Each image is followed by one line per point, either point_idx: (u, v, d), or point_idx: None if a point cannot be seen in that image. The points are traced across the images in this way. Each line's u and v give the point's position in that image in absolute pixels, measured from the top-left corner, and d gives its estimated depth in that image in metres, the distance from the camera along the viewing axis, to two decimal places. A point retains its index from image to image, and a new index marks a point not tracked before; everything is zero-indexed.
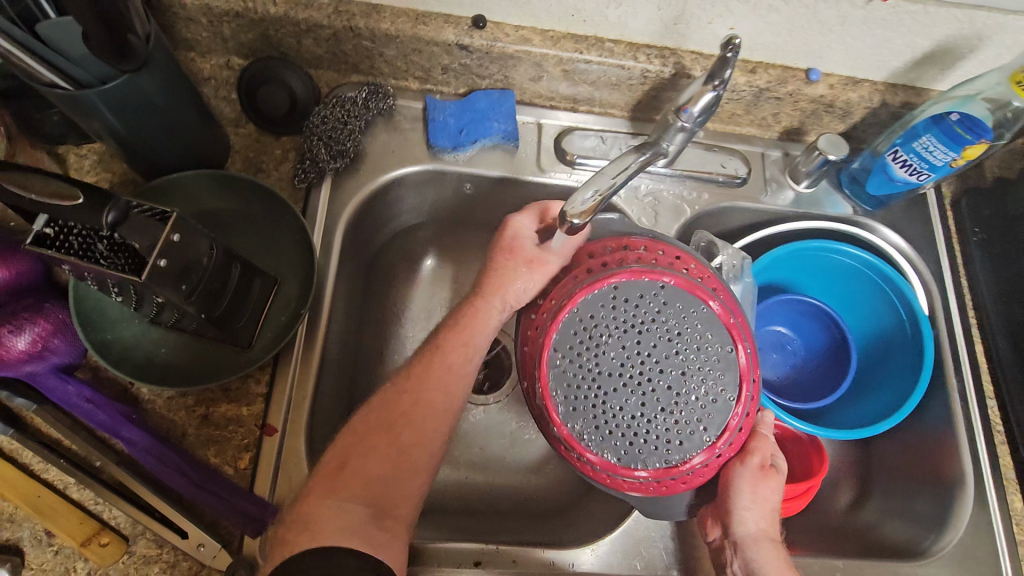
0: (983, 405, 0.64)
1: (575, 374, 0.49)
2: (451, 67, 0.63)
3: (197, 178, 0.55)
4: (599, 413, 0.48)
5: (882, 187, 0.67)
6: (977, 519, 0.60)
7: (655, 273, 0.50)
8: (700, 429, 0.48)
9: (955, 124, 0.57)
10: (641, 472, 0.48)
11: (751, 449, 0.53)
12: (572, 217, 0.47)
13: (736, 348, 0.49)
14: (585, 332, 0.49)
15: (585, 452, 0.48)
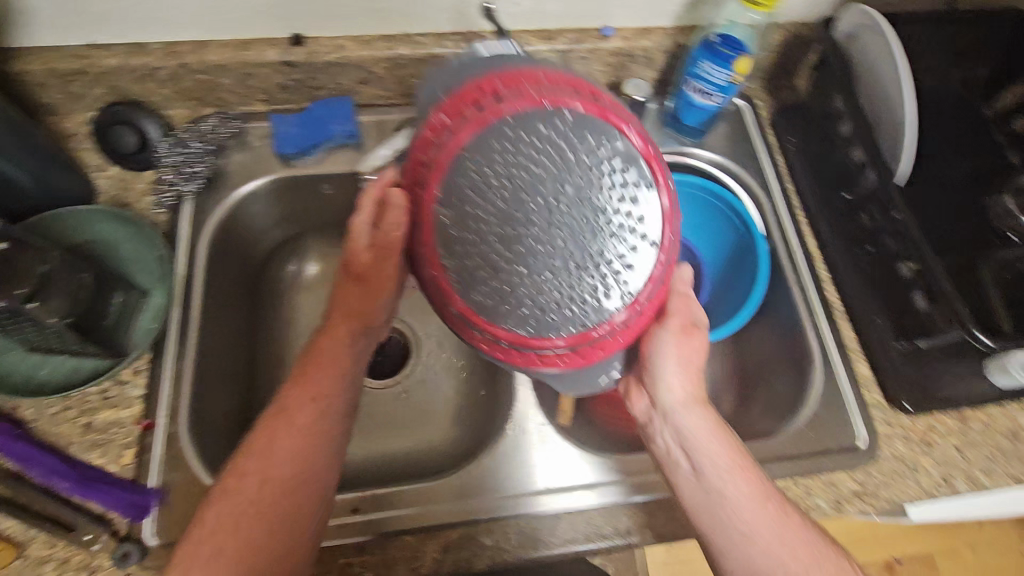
0: (821, 290, 0.70)
1: (485, 237, 0.47)
2: (286, 85, 0.71)
3: (63, 216, 0.61)
4: (512, 281, 0.47)
5: (695, 116, 0.74)
6: (828, 392, 0.65)
7: (558, 100, 0.48)
8: (619, 283, 0.48)
9: (720, 46, 0.66)
10: (559, 340, 0.48)
11: (671, 313, 0.55)
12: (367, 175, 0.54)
13: (652, 190, 0.49)
14: (483, 189, 0.47)
15: (495, 329, 0.48)
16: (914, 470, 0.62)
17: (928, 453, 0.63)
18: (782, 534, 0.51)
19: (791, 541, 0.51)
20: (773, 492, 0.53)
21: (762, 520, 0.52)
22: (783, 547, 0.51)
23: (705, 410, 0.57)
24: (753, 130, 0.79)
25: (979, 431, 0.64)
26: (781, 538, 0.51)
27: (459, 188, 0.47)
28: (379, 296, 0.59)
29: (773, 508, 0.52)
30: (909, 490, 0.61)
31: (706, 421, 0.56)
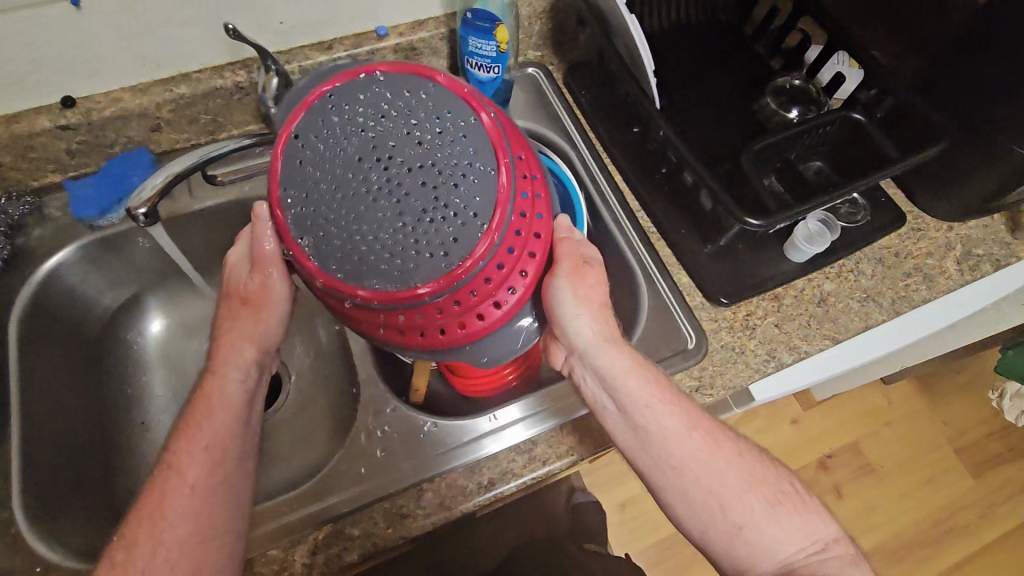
0: (633, 218, 0.75)
1: (325, 205, 0.44)
2: (72, 149, 0.70)
3: None
4: (354, 244, 0.43)
5: (487, 91, 0.78)
6: (654, 304, 0.71)
7: (368, 67, 0.47)
8: (471, 216, 0.44)
9: (474, 21, 0.70)
10: (423, 290, 0.44)
11: (558, 254, 0.53)
12: (135, 208, 0.55)
13: (478, 116, 0.46)
14: (319, 151, 0.44)
15: (356, 290, 0.44)
16: (742, 354, 0.68)
17: (752, 336, 0.69)
18: (715, 463, 0.55)
19: (719, 469, 0.55)
20: (701, 424, 0.56)
21: (689, 456, 0.55)
22: (717, 476, 0.55)
23: (626, 351, 0.56)
24: (550, 93, 0.84)
25: (792, 306, 0.71)
26: (711, 467, 0.55)
27: (294, 159, 0.45)
28: (258, 316, 0.58)
29: (700, 442, 0.55)
30: (740, 373, 0.67)
31: (629, 364, 0.56)
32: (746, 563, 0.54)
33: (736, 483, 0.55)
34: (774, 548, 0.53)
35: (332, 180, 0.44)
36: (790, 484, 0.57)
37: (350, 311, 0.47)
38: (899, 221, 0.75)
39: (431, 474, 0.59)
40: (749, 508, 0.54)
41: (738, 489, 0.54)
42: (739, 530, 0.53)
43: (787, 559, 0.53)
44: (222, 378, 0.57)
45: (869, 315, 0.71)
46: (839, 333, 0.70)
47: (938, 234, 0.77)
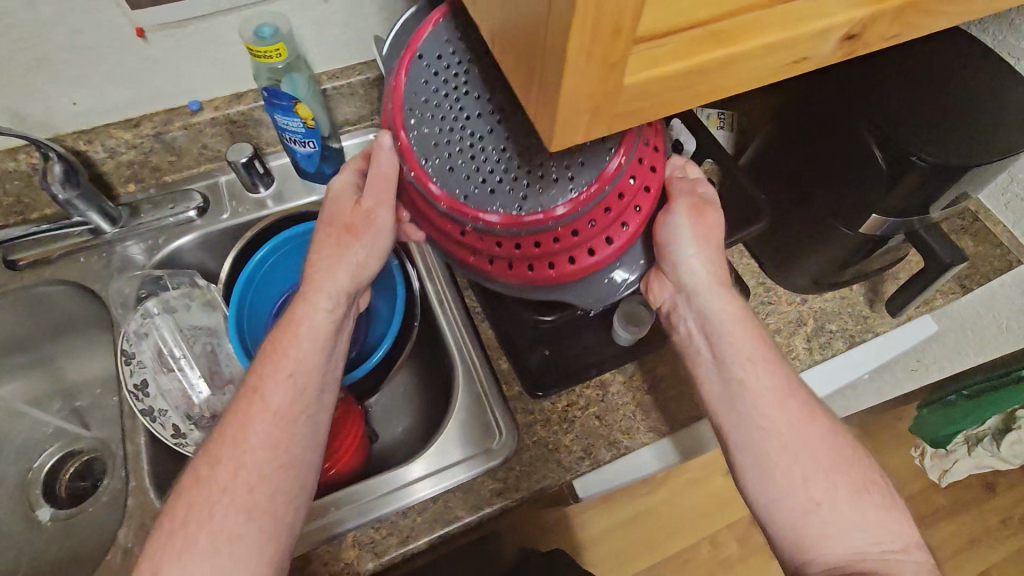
0: (460, 297, 0.71)
1: (433, 134, 0.45)
2: None
3: None
4: (474, 172, 0.45)
5: (312, 161, 0.75)
6: (468, 397, 0.67)
7: None
8: (577, 165, 0.45)
9: (271, 101, 0.66)
10: (496, 217, 0.44)
11: (676, 195, 0.55)
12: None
13: None
14: (429, 86, 0.46)
15: (479, 214, 0.44)
16: (555, 451, 0.63)
17: (569, 430, 0.64)
18: (812, 429, 0.49)
19: (831, 434, 0.49)
20: (793, 390, 0.51)
21: (790, 411, 0.49)
22: (795, 443, 0.48)
23: (732, 296, 0.54)
24: None
25: (619, 394, 0.66)
26: (801, 434, 0.49)
27: (406, 88, 0.46)
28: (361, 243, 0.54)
29: (797, 404, 0.50)
30: (551, 473, 0.62)
31: (735, 312, 0.54)
32: (806, 555, 0.46)
33: (831, 448, 0.48)
34: (847, 537, 0.45)
35: (455, 104, 0.46)
36: (875, 470, 0.49)
37: (468, 239, 0.47)
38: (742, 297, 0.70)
39: (350, 526, 0.60)
40: (839, 479, 0.47)
41: (823, 456, 0.48)
42: (818, 507, 0.46)
43: (860, 551, 0.45)
44: (310, 304, 0.53)
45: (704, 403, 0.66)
46: (666, 425, 0.65)
47: (790, 309, 0.72)
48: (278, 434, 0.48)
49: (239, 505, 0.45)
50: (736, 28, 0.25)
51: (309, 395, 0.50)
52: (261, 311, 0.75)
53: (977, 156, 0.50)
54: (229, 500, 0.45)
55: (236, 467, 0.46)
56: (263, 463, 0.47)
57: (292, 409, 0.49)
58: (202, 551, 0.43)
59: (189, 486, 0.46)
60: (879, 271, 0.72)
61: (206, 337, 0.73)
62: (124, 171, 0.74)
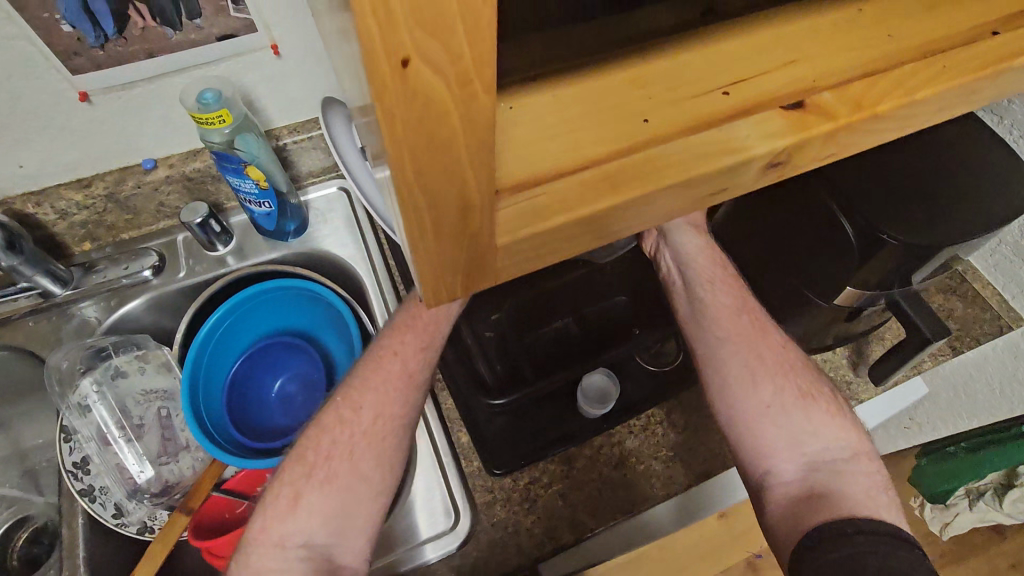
0: None
1: None
2: None
3: None
4: None
5: (271, 219, 0.73)
6: (426, 474, 0.64)
7: None
8: None
9: (223, 163, 0.65)
10: None
11: None
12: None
13: None
14: None
15: None
16: (516, 533, 0.59)
17: (529, 511, 0.60)
18: (784, 360, 0.58)
19: (799, 365, 0.59)
20: (757, 317, 0.60)
21: (764, 346, 0.59)
22: (767, 366, 0.58)
23: (708, 254, 0.63)
24: (358, 216, 0.79)
25: (584, 470, 0.62)
26: (778, 365, 0.58)
27: None
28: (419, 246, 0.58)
29: (765, 338, 0.59)
30: (511, 558, 0.58)
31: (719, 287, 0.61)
32: (767, 464, 0.55)
33: (795, 371, 0.58)
34: (802, 440, 0.55)
35: None
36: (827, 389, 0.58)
37: None
38: None
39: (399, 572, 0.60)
40: (796, 386, 0.57)
41: (780, 372, 0.57)
42: (768, 409, 0.56)
43: (817, 456, 0.55)
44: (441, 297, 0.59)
45: (673, 480, 0.62)
46: (632, 504, 0.61)
47: None
48: (382, 413, 0.57)
49: (337, 476, 0.54)
50: (629, 176, 0.22)
51: (412, 383, 0.57)
52: (216, 376, 0.73)
53: (947, 236, 0.47)
54: (331, 469, 0.55)
55: (341, 439, 0.56)
56: (370, 432, 0.56)
57: (404, 385, 0.58)
58: (308, 509, 0.54)
59: (312, 442, 0.56)
60: (860, 336, 0.67)
61: (159, 402, 0.71)
62: (77, 231, 0.72)
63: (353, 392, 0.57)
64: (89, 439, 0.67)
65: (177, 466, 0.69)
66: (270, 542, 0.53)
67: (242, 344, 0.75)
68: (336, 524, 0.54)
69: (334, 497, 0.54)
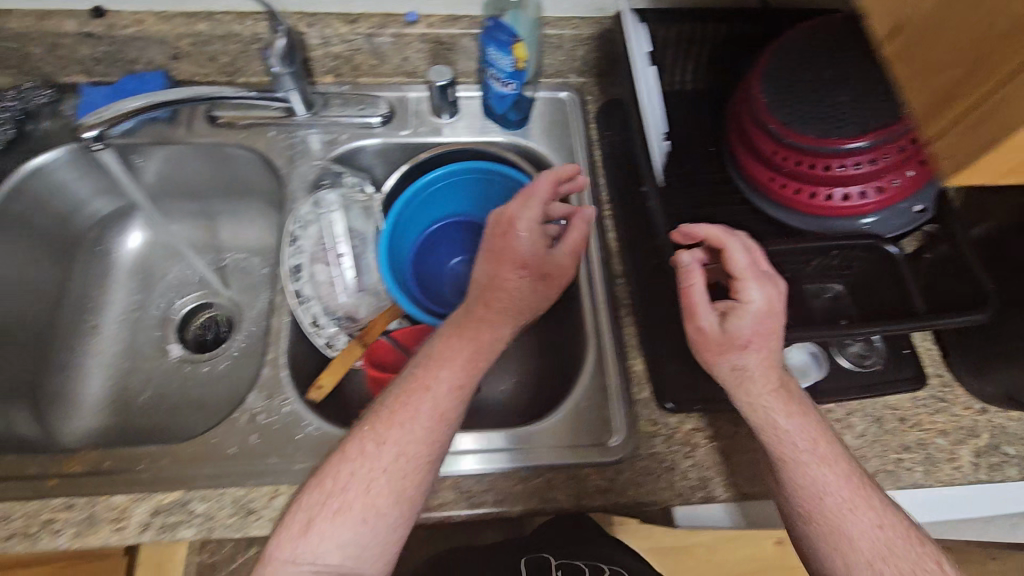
0: (608, 284, 0.68)
1: (783, 100, 0.59)
2: (97, 57, 0.72)
3: None
4: (819, 140, 0.57)
5: (503, 103, 0.74)
6: (593, 386, 0.64)
7: None
8: (859, 127, 0.56)
9: (492, 30, 0.65)
10: (839, 145, 0.57)
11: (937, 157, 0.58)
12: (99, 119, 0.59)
13: None
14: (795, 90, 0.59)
15: (799, 137, 0.58)
16: (670, 470, 0.60)
17: (688, 455, 0.60)
18: (890, 531, 0.46)
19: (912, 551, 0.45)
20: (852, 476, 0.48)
21: (863, 522, 0.46)
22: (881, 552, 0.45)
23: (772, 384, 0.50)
24: (574, 124, 0.78)
25: (750, 438, 0.62)
26: (884, 545, 0.45)
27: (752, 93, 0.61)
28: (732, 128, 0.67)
29: (869, 513, 0.46)
30: (660, 491, 0.59)
31: (818, 462, 0.48)
32: None
33: (892, 555, 0.45)
34: None
35: (787, 103, 0.59)
36: (937, 559, 0.45)
37: (782, 157, 0.61)
38: (913, 381, 0.63)
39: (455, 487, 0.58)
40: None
41: (899, 559, 0.45)
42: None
43: None
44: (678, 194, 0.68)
45: None
46: None
47: (965, 414, 0.64)
48: (407, 450, 0.51)
49: (352, 509, 0.48)
50: None
51: (445, 418, 0.53)
52: (412, 227, 0.77)
53: None
54: (345, 500, 0.49)
55: (360, 472, 0.50)
56: (425, 429, 0.52)
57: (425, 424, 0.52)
58: (319, 535, 0.47)
59: (332, 468, 0.50)
60: None
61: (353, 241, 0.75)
62: (326, 62, 0.76)
63: (450, 408, 0.54)
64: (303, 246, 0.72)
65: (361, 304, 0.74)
66: (313, 506, 0.49)
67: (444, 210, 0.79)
68: (382, 514, 0.49)
69: (385, 492, 0.49)
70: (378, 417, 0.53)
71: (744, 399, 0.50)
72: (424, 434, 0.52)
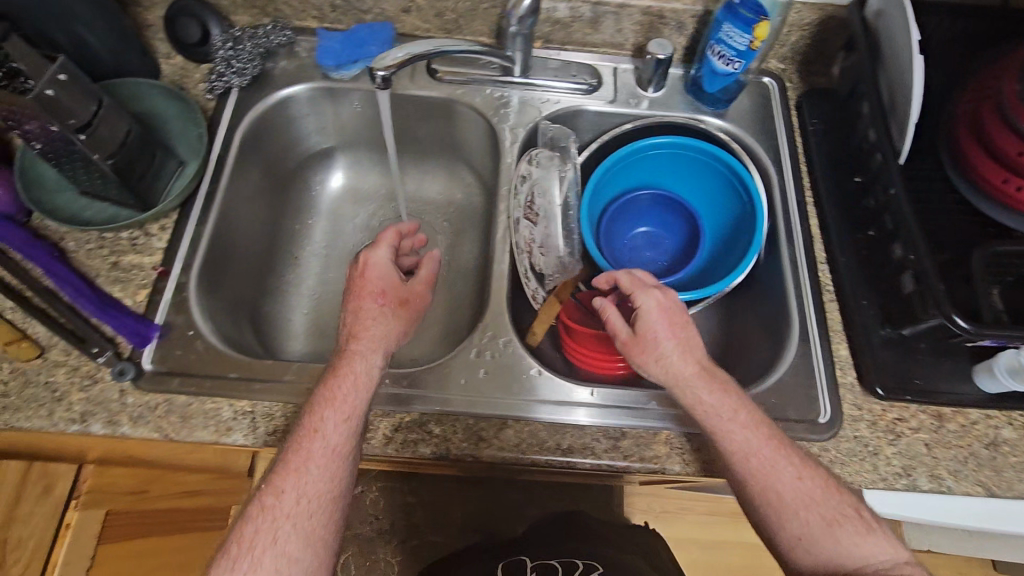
0: (813, 268, 0.69)
1: None
2: (336, 4, 0.77)
3: (145, 85, 0.70)
4: None
5: (714, 83, 0.75)
6: (798, 366, 0.65)
7: None
8: None
9: (739, 7, 0.66)
10: None
11: None
12: (378, 70, 0.58)
13: None
14: None
15: None
16: (874, 454, 0.61)
17: (893, 442, 0.61)
18: (816, 480, 0.52)
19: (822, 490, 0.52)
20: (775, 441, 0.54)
21: (775, 463, 0.53)
22: (799, 499, 0.51)
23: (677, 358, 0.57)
24: (779, 109, 0.78)
25: (955, 434, 0.62)
26: (809, 490, 0.52)
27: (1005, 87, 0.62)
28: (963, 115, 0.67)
29: (790, 466, 0.53)
30: (865, 473, 0.60)
31: (746, 436, 0.54)
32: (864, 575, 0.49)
33: (818, 506, 0.51)
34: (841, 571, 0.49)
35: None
36: (854, 505, 0.52)
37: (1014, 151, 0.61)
38: None
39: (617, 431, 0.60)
40: (845, 520, 0.51)
41: (828, 507, 0.51)
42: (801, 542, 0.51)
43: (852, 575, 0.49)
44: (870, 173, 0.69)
45: None
46: (999, 487, 0.60)
47: None
48: (307, 491, 0.52)
49: (263, 560, 0.49)
50: None
51: (340, 453, 0.54)
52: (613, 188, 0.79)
53: None
54: (254, 557, 0.49)
55: (264, 525, 0.51)
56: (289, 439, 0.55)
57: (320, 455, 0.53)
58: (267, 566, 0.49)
59: (237, 533, 0.51)
60: None
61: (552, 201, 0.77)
62: (544, 27, 0.78)
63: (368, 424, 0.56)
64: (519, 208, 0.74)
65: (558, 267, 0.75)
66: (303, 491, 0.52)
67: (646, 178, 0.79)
68: (302, 552, 0.50)
69: (293, 533, 0.51)
70: (274, 472, 0.53)
71: (688, 391, 0.56)
72: (321, 474, 0.53)
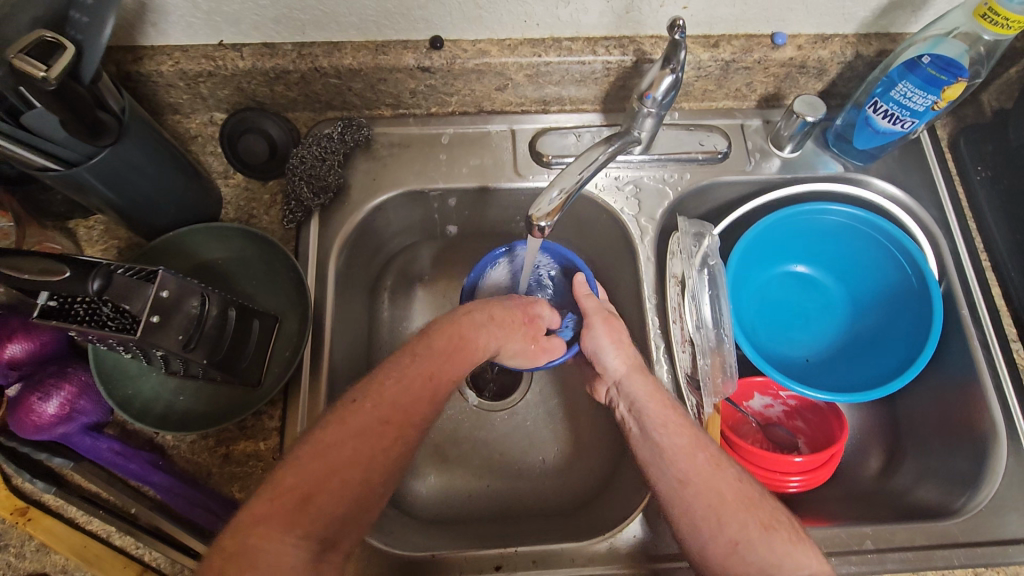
0: (1007, 350, 0.62)
1: None
2: (418, 90, 0.65)
3: (192, 232, 0.57)
4: None
5: (870, 141, 0.65)
6: (1012, 473, 0.59)
7: None
8: None
9: (929, 67, 0.56)
10: None
11: None
12: (538, 221, 0.49)
13: None
14: None
15: None
16: None
17: None
18: (699, 480, 0.53)
19: (709, 484, 0.53)
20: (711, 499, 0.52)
21: (674, 446, 0.55)
22: (702, 521, 0.51)
23: (633, 366, 0.60)
24: (929, 159, 0.69)
25: None
26: (686, 492, 0.53)
27: None
28: None
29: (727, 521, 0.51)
30: None
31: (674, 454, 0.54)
32: None
33: (734, 556, 0.50)
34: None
35: None
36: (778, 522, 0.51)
37: None
38: None
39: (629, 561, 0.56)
40: (742, 525, 0.51)
41: (729, 510, 0.51)
42: (723, 550, 0.50)
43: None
44: None
45: None
46: None
47: None
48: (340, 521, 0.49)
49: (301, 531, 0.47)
50: None
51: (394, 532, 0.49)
52: (774, 261, 0.72)
53: None
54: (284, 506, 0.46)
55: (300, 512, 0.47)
56: (369, 428, 0.49)
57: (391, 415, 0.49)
58: None
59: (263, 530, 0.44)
60: None
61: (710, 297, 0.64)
62: None
63: None
64: (667, 312, 0.64)
65: (720, 364, 0.63)
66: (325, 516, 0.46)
67: (814, 247, 0.71)
68: None
69: None
70: (211, 520, 0.52)
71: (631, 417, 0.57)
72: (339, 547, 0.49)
